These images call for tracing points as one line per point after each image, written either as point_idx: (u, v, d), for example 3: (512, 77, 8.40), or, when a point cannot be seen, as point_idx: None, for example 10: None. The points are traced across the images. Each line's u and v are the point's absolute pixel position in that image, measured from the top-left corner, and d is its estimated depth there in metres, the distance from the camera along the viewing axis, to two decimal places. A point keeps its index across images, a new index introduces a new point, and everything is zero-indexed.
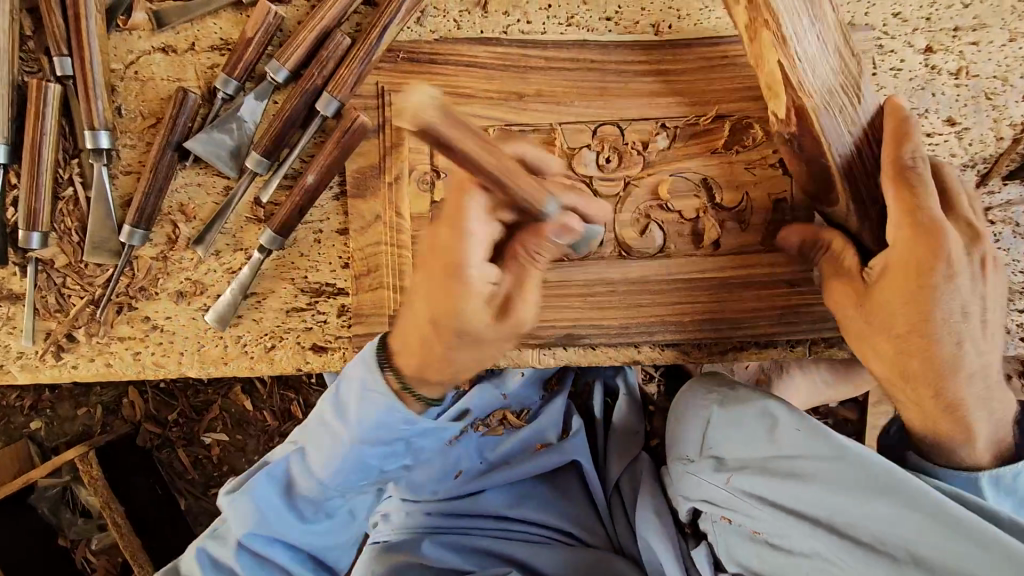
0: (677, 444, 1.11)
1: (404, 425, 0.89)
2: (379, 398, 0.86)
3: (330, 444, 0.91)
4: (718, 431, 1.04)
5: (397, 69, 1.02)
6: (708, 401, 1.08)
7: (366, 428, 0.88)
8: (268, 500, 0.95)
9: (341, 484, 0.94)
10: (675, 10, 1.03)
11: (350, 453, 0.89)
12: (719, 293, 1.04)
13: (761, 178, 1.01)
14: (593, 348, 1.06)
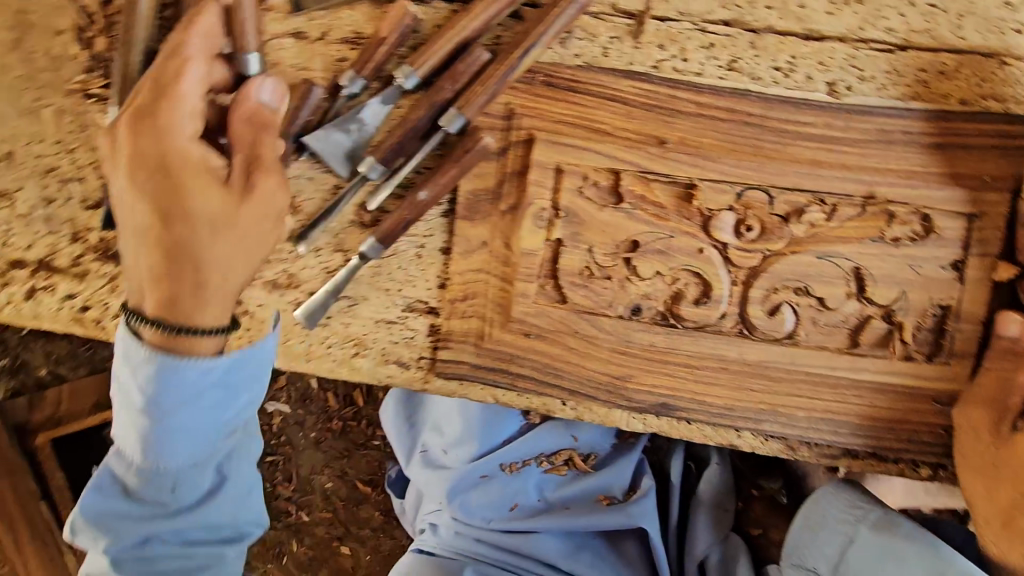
0: (806, 549, 1.04)
1: (196, 380, 0.83)
2: (145, 361, 0.81)
3: (128, 426, 0.87)
4: (860, 557, 0.99)
5: (533, 92, 0.93)
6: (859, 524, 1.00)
7: (153, 398, 0.83)
8: (111, 506, 0.92)
9: (173, 454, 0.88)
10: (856, 70, 0.91)
11: (162, 430, 0.85)
12: (843, 394, 0.92)
13: (925, 279, 0.88)
14: (687, 422, 0.98)
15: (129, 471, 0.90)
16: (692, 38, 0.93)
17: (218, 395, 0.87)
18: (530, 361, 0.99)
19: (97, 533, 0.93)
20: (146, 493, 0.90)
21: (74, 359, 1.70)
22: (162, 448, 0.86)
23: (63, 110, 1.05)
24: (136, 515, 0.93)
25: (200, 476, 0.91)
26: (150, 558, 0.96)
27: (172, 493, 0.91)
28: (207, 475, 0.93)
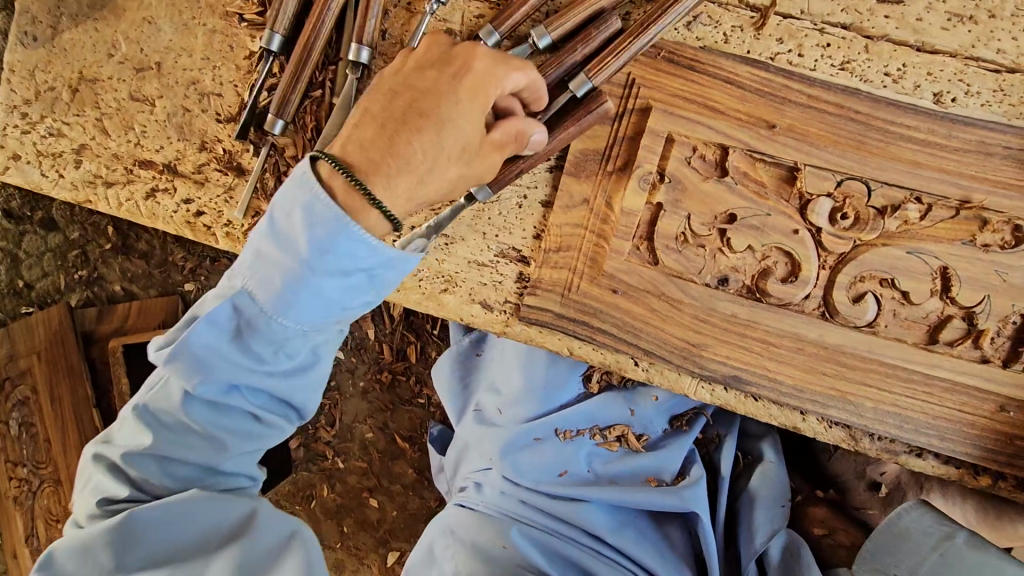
0: (892, 555, 1.02)
1: (363, 254, 0.83)
2: (325, 217, 0.80)
3: (272, 272, 0.83)
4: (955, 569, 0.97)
5: (655, 65, 1.00)
6: (947, 536, 1.00)
7: (318, 254, 0.81)
8: (217, 348, 0.86)
9: (295, 317, 0.84)
10: (963, 84, 0.96)
11: (299, 292, 0.82)
12: (915, 389, 0.95)
13: (1011, 286, 0.91)
14: (756, 398, 1.01)
15: (252, 321, 0.85)
16: (810, 36, 1.00)
17: (362, 280, 0.85)
18: (613, 317, 1.03)
19: (175, 369, 0.86)
20: (260, 346, 0.86)
21: (148, 279, 1.79)
22: (295, 307, 0.83)
23: (217, 30, 1.16)
24: (223, 362, 0.86)
25: (302, 344, 0.88)
26: (215, 409, 0.91)
27: (268, 349, 0.87)
28: (306, 351, 0.90)
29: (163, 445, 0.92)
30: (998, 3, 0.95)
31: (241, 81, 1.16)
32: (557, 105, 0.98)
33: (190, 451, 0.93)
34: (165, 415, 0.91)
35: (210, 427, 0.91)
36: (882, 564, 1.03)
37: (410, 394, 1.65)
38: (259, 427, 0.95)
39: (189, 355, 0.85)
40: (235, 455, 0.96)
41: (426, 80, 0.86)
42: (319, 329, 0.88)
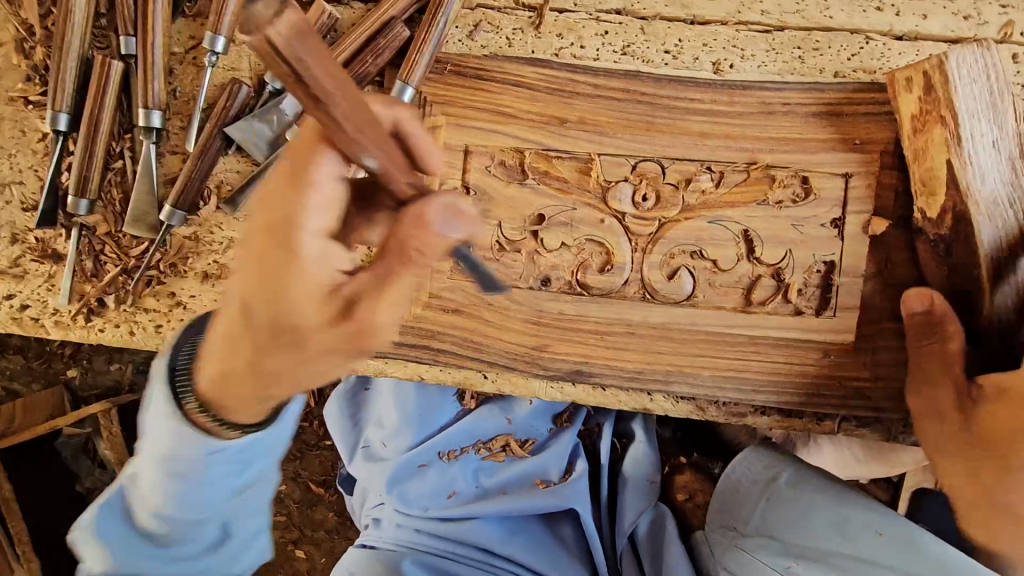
0: (729, 511, 1.13)
1: (232, 447, 0.78)
2: (170, 418, 0.74)
3: (176, 472, 0.77)
4: (783, 510, 1.07)
5: (443, 80, 1.00)
6: (770, 477, 1.11)
7: (219, 454, 0.77)
8: (117, 521, 0.84)
9: (171, 513, 0.80)
10: (738, 49, 0.98)
11: (176, 480, 0.77)
12: (743, 352, 0.97)
13: (808, 237, 0.94)
14: (604, 388, 1.02)
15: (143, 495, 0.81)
16: (588, 26, 1.00)
17: (226, 471, 0.79)
18: (450, 336, 1.03)
19: (96, 541, 0.84)
20: (181, 529, 0.83)
21: (28, 373, 1.71)
22: (195, 498, 0.79)
23: (5, 117, 1.11)
24: (137, 539, 0.85)
25: (213, 526, 0.84)
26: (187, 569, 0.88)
27: (171, 536, 0.84)
28: (208, 535, 0.86)
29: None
30: None
31: (39, 165, 1.11)
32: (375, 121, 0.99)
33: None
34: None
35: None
36: (730, 522, 1.11)
37: (316, 439, 1.62)
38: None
39: (112, 533, 0.84)
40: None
41: (258, 241, 0.65)
42: (201, 523, 0.83)
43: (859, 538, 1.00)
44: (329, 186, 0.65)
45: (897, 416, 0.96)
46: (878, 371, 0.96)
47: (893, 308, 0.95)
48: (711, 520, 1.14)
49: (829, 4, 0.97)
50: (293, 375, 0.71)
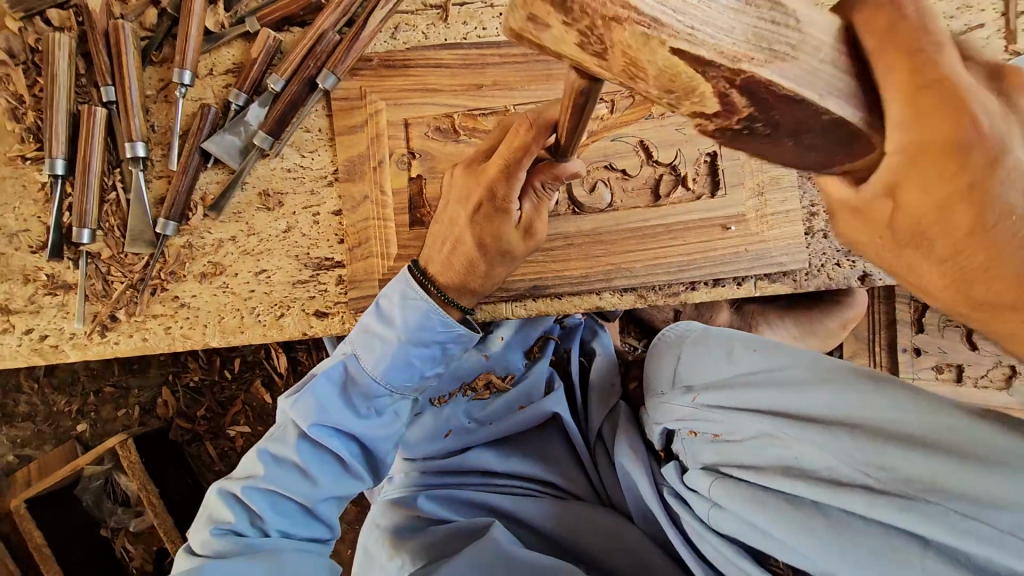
0: (657, 378, 1.20)
1: (439, 329, 1.06)
2: (418, 302, 1.04)
3: (380, 347, 1.05)
4: (689, 360, 1.15)
5: (377, 73, 1.22)
6: (681, 337, 1.21)
7: (411, 330, 1.04)
8: (329, 397, 1.05)
9: (390, 380, 1.07)
10: None
11: (392, 351, 1.04)
12: (663, 239, 1.18)
13: (691, 137, 1.17)
14: (559, 297, 1.21)
15: (359, 379, 1.06)
16: (485, 13, 1.25)
17: (434, 349, 1.08)
18: None
19: (295, 409, 1.03)
20: (378, 399, 1.08)
21: (39, 437, 1.78)
22: (394, 371, 1.06)
23: (7, 176, 1.28)
24: (332, 413, 1.04)
25: (391, 402, 1.09)
26: (316, 448, 1.05)
27: (368, 402, 1.07)
28: (396, 409, 1.10)
29: (272, 477, 1.02)
30: None
31: (41, 211, 1.27)
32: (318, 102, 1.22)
33: (293, 484, 1.03)
34: (283, 457, 1.03)
35: (317, 464, 1.04)
36: (657, 389, 1.19)
37: None
38: (353, 469, 1.08)
39: (315, 403, 1.03)
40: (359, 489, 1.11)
41: (478, 200, 1.00)
42: (401, 396, 1.10)
43: (742, 357, 1.05)
44: (525, 158, 0.95)
45: (796, 265, 1.18)
46: (771, 232, 1.17)
47: (770, 179, 1.17)
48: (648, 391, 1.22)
49: None
50: (476, 280, 1.05)
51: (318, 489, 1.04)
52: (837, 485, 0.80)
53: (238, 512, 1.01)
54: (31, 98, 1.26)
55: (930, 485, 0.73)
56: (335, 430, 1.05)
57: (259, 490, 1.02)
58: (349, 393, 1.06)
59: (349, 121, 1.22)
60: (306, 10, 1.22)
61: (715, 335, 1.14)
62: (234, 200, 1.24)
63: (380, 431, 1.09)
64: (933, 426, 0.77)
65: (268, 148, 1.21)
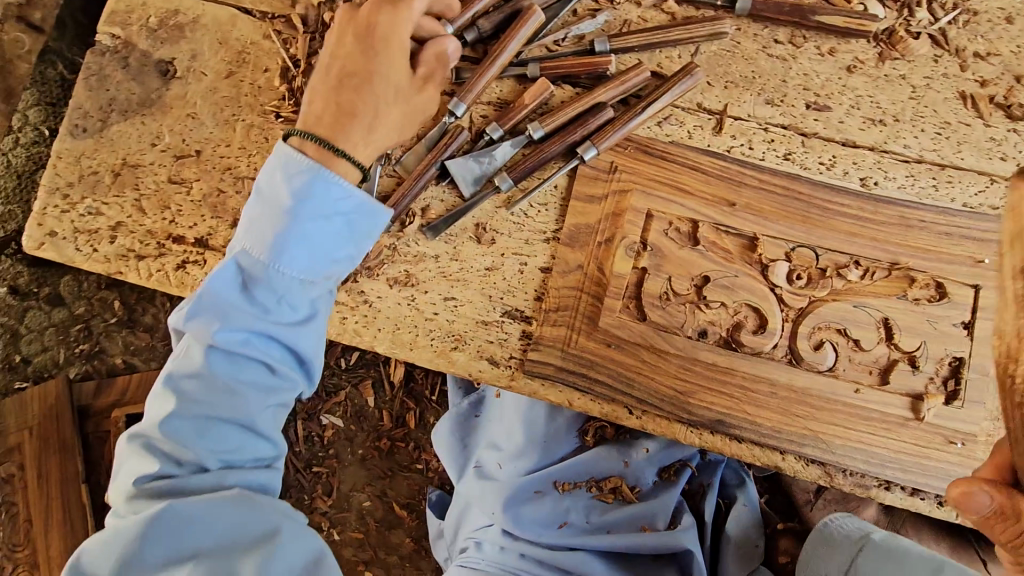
0: (818, 561, 1.16)
1: (338, 196, 0.99)
2: (298, 169, 0.97)
3: (267, 229, 0.96)
4: (872, 560, 1.09)
5: (632, 154, 1.21)
6: (864, 532, 1.15)
7: (299, 196, 0.97)
8: (224, 297, 0.94)
9: (280, 262, 0.96)
10: (882, 170, 1.19)
11: (280, 234, 0.96)
12: (876, 426, 1.08)
13: (942, 333, 1.08)
14: (739, 440, 1.12)
15: (254, 270, 0.96)
16: (757, 134, 1.23)
17: (338, 223, 1.00)
18: (607, 368, 1.15)
19: (194, 326, 0.93)
20: (272, 291, 0.96)
21: (150, 352, 1.81)
22: (286, 253, 0.96)
23: (255, 125, 1.34)
24: (232, 309, 0.93)
25: (302, 296, 0.98)
26: (229, 360, 0.94)
27: (271, 298, 0.96)
28: (308, 303, 0.99)
29: (184, 405, 0.92)
30: (899, 111, 1.21)
31: None
32: (571, 168, 1.21)
33: (215, 407, 0.93)
34: (188, 380, 0.93)
35: (235, 372, 0.94)
36: (818, 571, 1.15)
37: (407, 462, 1.66)
38: (278, 372, 0.97)
39: (206, 303, 0.93)
40: (264, 409, 0.97)
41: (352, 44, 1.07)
42: (312, 287, 0.99)
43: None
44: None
45: None
46: None
47: None
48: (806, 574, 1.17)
49: (961, 149, 1.19)
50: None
51: (246, 403, 0.94)
52: None
53: (160, 458, 0.93)
54: (308, 66, 1.33)
55: None
56: (248, 334, 0.94)
57: (174, 421, 0.92)
58: (252, 289, 0.96)
59: (590, 190, 1.21)
60: (589, 75, 1.24)
61: (903, 548, 1.09)
62: (452, 225, 1.24)
63: (297, 329, 0.98)
64: None
65: (503, 188, 1.22)
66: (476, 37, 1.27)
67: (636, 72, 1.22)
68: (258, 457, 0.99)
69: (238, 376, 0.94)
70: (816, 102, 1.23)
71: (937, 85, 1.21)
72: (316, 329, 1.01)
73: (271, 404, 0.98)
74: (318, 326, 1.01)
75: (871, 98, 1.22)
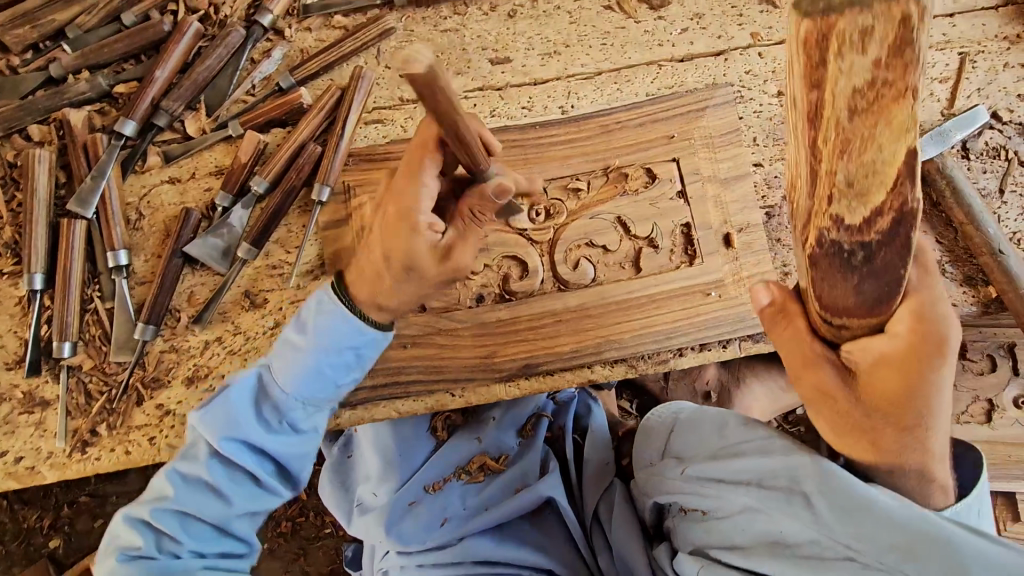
0: (643, 452, 1.23)
1: (351, 332, 0.93)
2: (333, 309, 0.91)
3: (293, 356, 0.92)
4: (680, 434, 1.16)
5: (358, 167, 1.25)
6: (673, 416, 1.22)
7: (322, 337, 0.91)
8: (237, 409, 0.92)
9: (301, 394, 0.93)
10: (573, 94, 1.30)
11: (304, 364, 0.91)
12: (649, 309, 1.21)
13: (665, 210, 1.23)
14: (550, 374, 1.22)
15: (268, 383, 0.93)
16: (460, 105, 1.30)
17: (346, 357, 0.94)
18: (413, 368, 1.21)
19: (203, 425, 0.91)
20: (293, 415, 0.94)
21: (7, 559, 1.67)
22: (303, 382, 0.92)
23: None
24: (241, 421, 0.91)
25: (315, 415, 0.96)
26: (230, 468, 0.94)
27: (277, 417, 0.94)
28: (310, 426, 0.96)
29: (182, 499, 0.93)
30: (566, 37, 1.32)
31: (16, 325, 1.24)
32: (314, 217, 1.23)
33: (200, 501, 0.93)
34: (193, 476, 0.94)
35: (225, 482, 0.93)
36: (646, 460, 1.22)
37: (315, 531, 1.68)
38: (264, 484, 0.96)
39: (221, 417, 0.91)
40: (239, 513, 0.96)
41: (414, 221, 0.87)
42: (316, 410, 0.96)
43: (731, 431, 1.04)
44: (431, 166, 0.86)
45: None
46: (750, 294, 1.22)
47: (743, 245, 1.23)
48: (638, 469, 1.23)
49: (626, 49, 1.32)
50: (382, 294, 0.92)
51: (229, 509, 0.95)
52: (819, 563, 0.84)
53: (145, 536, 0.93)
54: (8, 212, 1.25)
55: (912, 555, 0.78)
56: (245, 445, 0.93)
57: (169, 508, 0.93)
58: (261, 403, 0.94)
59: (333, 216, 1.24)
60: (286, 114, 1.25)
61: (702, 412, 1.15)
62: (217, 306, 1.24)
63: (293, 447, 0.95)
64: (861, 488, 0.84)
65: (252, 256, 1.23)
66: (167, 118, 1.24)
67: (328, 96, 1.25)
68: (229, 548, 0.99)
69: (228, 482, 0.94)
70: (497, 56, 1.31)
71: (586, 3, 1.33)
72: (310, 448, 0.99)
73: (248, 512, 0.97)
74: (314, 446, 0.99)
75: (539, 36, 1.32)
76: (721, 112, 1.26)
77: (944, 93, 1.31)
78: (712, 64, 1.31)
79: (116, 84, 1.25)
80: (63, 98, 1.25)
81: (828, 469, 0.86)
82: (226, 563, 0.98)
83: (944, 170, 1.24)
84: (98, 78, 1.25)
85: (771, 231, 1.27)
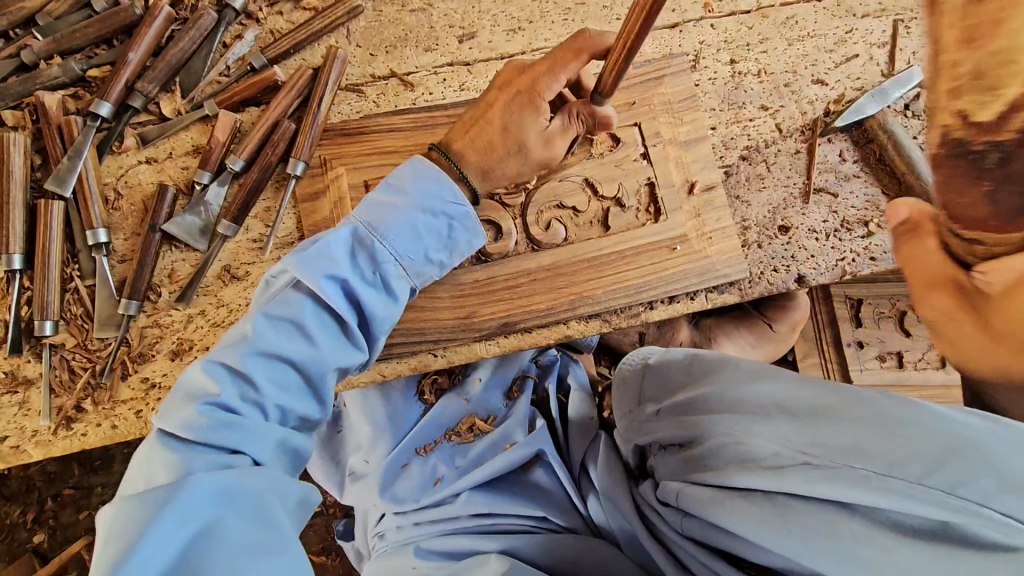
0: (622, 402, 1.31)
1: (446, 199, 1.03)
2: (430, 175, 1.04)
3: (391, 211, 1.01)
4: (651, 378, 1.26)
5: (334, 142, 1.29)
6: (643, 360, 1.32)
7: (421, 196, 1.02)
8: (337, 252, 0.96)
9: (397, 248, 1.00)
10: None
11: (406, 220, 1.00)
12: (619, 265, 1.27)
13: (630, 171, 1.30)
14: (528, 330, 1.27)
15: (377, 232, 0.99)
16: (430, 79, 1.36)
17: (440, 226, 1.04)
18: (396, 330, 1.25)
19: (299, 264, 0.92)
20: (391, 268, 1.00)
21: None
22: (394, 236, 1.00)
23: None
24: (344, 263, 0.96)
25: (401, 276, 1.01)
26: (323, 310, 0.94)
27: (373, 271, 0.99)
28: (402, 290, 1.02)
29: (269, 339, 0.90)
30: (529, 14, 1.39)
31: None
32: (288, 189, 1.27)
33: (291, 342, 0.91)
34: (282, 316, 0.92)
35: (317, 325, 0.93)
36: (625, 407, 1.29)
37: None
38: (348, 335, 0.97)
39: (321, 254, 0.94)
40: (325, 371, 0.93)
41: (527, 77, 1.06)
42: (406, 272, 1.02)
43: (697, 367, 1.15)
44: (574, 65, 1.04)
45: (739, 275, 1.29)
46: (713, 248, 1.29)
47: (704, 202, 1.30)
48: (619, 415, 1.30)
49: (586, 24, 1.39)
50: (494, 163, 1.08)
51: (314, 353, 0.92)
52: (779, 469, 0.87)
53: (229, 384, 0.88)
54: None
55: (860, 451, 0.84)
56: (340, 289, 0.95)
57: (258, 352, 0.89)
58: (359, 253, 0.99)
59: (312, 189, 1.29)
60: (263, 92, 1.29)
61: (673, 355, 1.25)
62: (200, 282, 1.26)
63: (386, 305, 1.00)
64: (820, 400, 0.93)
65: (232, 233, 1.25)
66: (143, 100, 1.26)
67: (301, 75, 1.29)
68: (305, 415, 0.95)
69: (306, 314, 0.92)
70: (464, 34, 1.38)
71: None
72: (395, 314, 1.02)
73: (328, 367, 0.94)
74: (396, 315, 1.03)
75: (504, 14, 1.39)
76: (679, 79, 1.34)
77: (882, 57, 1.40)
78: (667, 36, 1.39)
79: (88, 68, 1.28)
80: (37, 83, 1.27)
81: (789, 388, 0.97)
82: (301, 436, 0.94)
83: (884, 126, 1.33)
84: (71, 62, 1.27)
85: (730, 189, 1.35)
